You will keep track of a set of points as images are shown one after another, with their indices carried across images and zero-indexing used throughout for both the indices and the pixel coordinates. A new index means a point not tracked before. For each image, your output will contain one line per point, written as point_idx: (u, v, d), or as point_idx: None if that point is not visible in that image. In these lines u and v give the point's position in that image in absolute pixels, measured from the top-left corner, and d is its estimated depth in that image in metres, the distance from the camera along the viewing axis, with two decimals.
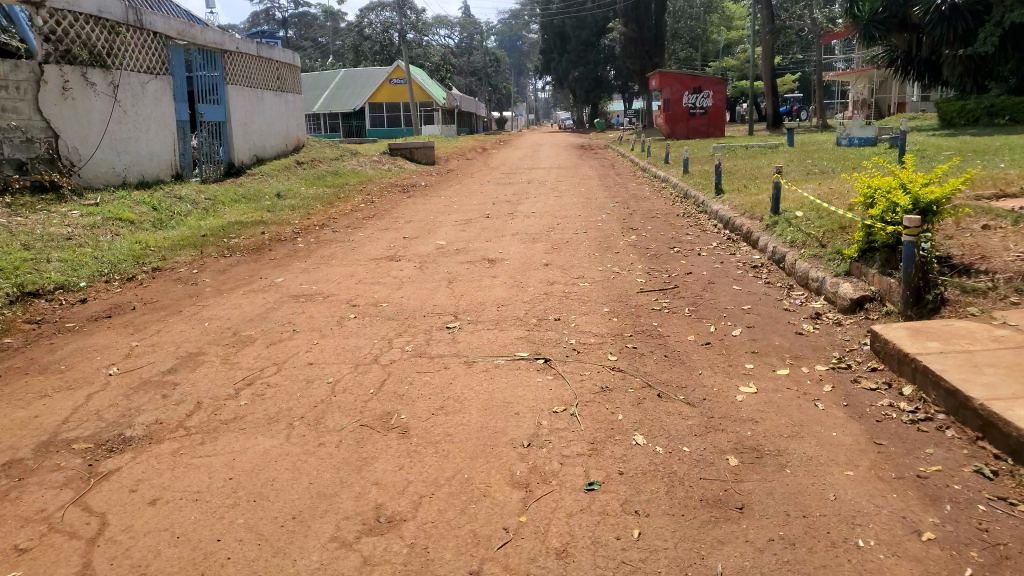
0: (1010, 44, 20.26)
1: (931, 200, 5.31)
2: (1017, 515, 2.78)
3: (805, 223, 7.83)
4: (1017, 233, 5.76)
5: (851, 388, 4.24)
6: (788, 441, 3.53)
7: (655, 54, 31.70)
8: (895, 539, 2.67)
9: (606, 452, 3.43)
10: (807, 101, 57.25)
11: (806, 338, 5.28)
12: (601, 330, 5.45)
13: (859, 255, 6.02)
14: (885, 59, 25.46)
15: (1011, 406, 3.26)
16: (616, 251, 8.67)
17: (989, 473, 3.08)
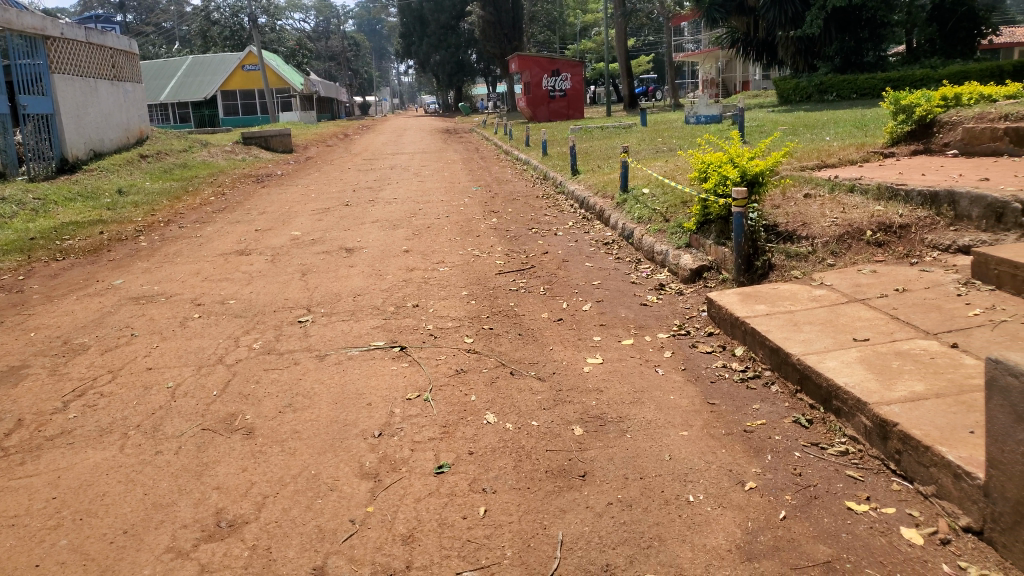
0: (834, 27, 21.97)
1: (756, 173, 5.71)
2: (827, 458, 3.05)
3: (651, 199, 8.18)
4: (833, 201, 6.27)
5: (689, 352, 4.50)
6: (630, 408, 3.71)
7: (514, 37, 31.98)
8: (722, 491, 2.87)
9: (458, 434, 3.46)
10: (661, 82, 59.72)
11: (650, 308, 5.54)
12: (458, 314, 5.48)
13: (697, 227, 6.38)
14: (727, 41, 26.90)
15: (823, 358, 3.56)
16: (477, 235, 8.73)
17: (805, 422, 3.35)
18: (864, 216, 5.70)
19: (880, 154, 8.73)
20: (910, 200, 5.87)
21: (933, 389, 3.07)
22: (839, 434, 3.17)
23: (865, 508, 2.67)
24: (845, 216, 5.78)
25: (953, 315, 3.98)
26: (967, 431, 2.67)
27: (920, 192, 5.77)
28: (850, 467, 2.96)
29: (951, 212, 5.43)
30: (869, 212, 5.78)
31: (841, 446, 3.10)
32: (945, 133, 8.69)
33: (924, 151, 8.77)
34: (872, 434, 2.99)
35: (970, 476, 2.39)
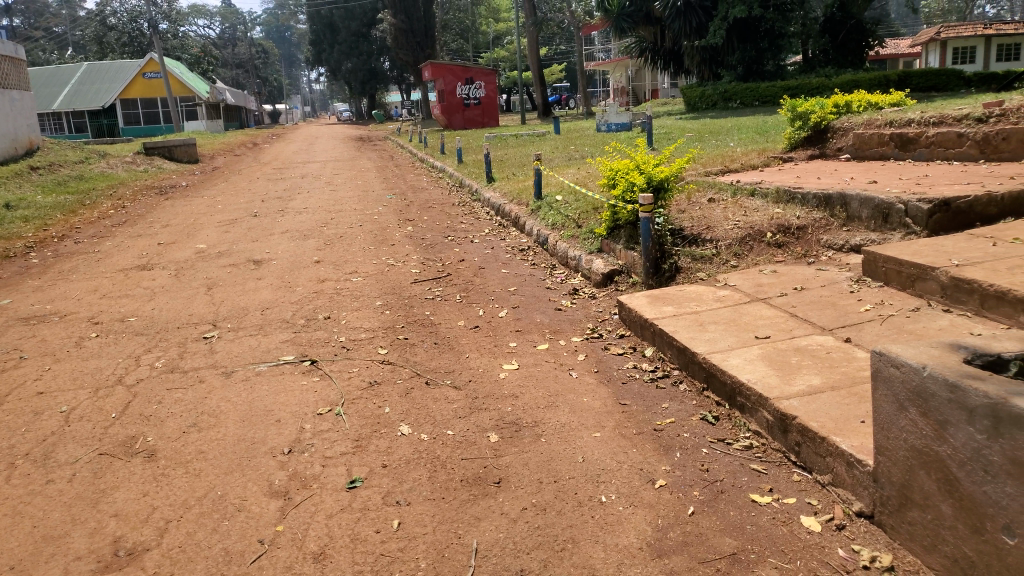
0: (735, 37, 22.85)
1: (662, 178, 5.89)
2: (732, 453, 3.15)
3: (565, 206, 8.30)
4: (736, 204, 6.51)
5: (602, 355, 4.58)
6: (545, 412, 3.74)
7: (426, 45, 31.89)
8: (633, 490, 2.92)
9: (371, 447, 3.41)
10: (573, 90, 60.72)
11: (564, 313, 5.61)
12: (372, 325, 5.41)
13: (608, 233, 6.51)
14: (635, 50, 27.60)
15: (727, 356, 3.68)
16: (392, 243, 8.64)
17: (712, 419, 3.45)
18: (764, 219, 5.94)
19: (779, 159, 9.13)
20: (806, 202, 6.16)
21: (828, 382, 3.23)
22: (743, 429, 3.29)
23: (768, 500, 2.77)
24: (746, 219, 6.01)
25: (847, 311, 4.19)
26: (859, 422, 2.81)
27: (815, 195, 6.06)
28: (754, 461, 3.07)
29: (844, 213, 5.74)
30: (769, 215, 6.04)
31: (745, 440, 3.21)
32: (839, 138, 9.17)
33: (820, 156, 9.22)
34: (774, 428, 3.11)
35: (861, 463, 2.52)
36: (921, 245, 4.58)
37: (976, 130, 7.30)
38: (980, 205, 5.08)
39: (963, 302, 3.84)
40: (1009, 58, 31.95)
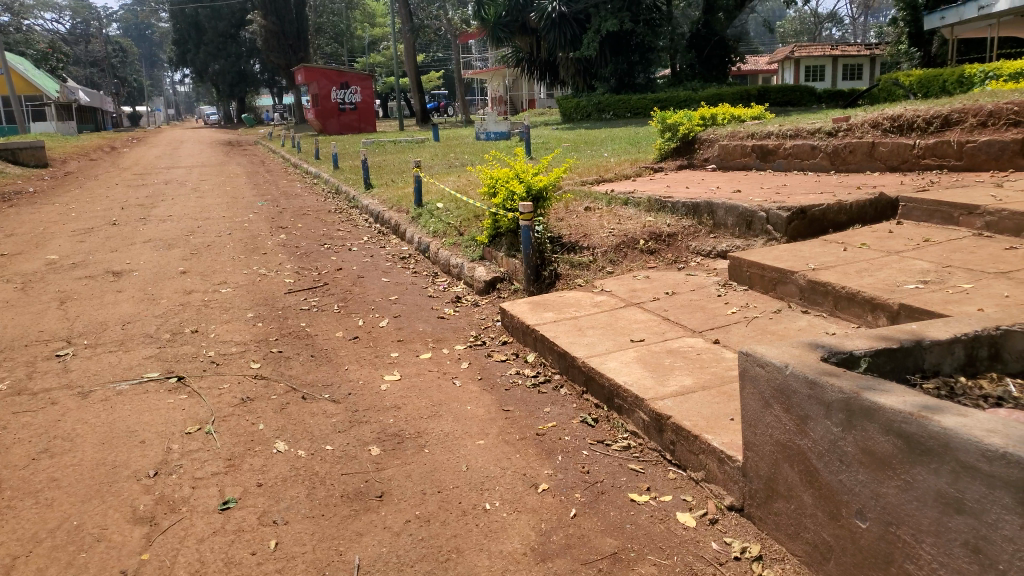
0: (608, 50, 23.62)
1: (541, 188, 6.00)
2: (611, 454, 3.23)
3: (445, 214, 8.28)
4: (611, 213, 6.72)
5: (485, 362, 4.58)
6: (427, 422, 3.70)
7: (299, 48, 31.00)
8: (516, 496, 2.94)
9: (244, 465, 3.26)
10: (451, 97, 60.89)
11: (446, 321, 5.58)
12: (244, 338, 5.18)
13: (489, 240, 6.54)
14: (512, 59, 27.99)
15: (605, 360, 3.78)
16: (264, 252, 8.32)
17: (591, 421, 3.53)
18: (638, 226, 6.16)
19: (651, 169, 9.49)
20: (676, 211, 6.44)
21: (699, 382, 3.37)
22: (622, 429, 3.37)
23: (645, 498, 2.85)
24: (621, 227, 6.21)
25: (715, 314, 4.40)
26: (728, 419, 2.95)
27: (685, 203, 6.35)
28: (632, 461, 3.15)
29: (711, 220, 6.05)
30: (642, 223, 6.27)
31: (623, 441, 3.30)
32: (705, 149, 9.65)
33: (688, 166, 9.67)
34: (650, 428, 3.21)
35: (730, 458, 2.64)
36: (781, 251, 4.87)
37: (827, 143, 7.89)
38: (832, 213, 5.45)
39: (819, 303, 4.11)
40: (852, 76, 34.80)
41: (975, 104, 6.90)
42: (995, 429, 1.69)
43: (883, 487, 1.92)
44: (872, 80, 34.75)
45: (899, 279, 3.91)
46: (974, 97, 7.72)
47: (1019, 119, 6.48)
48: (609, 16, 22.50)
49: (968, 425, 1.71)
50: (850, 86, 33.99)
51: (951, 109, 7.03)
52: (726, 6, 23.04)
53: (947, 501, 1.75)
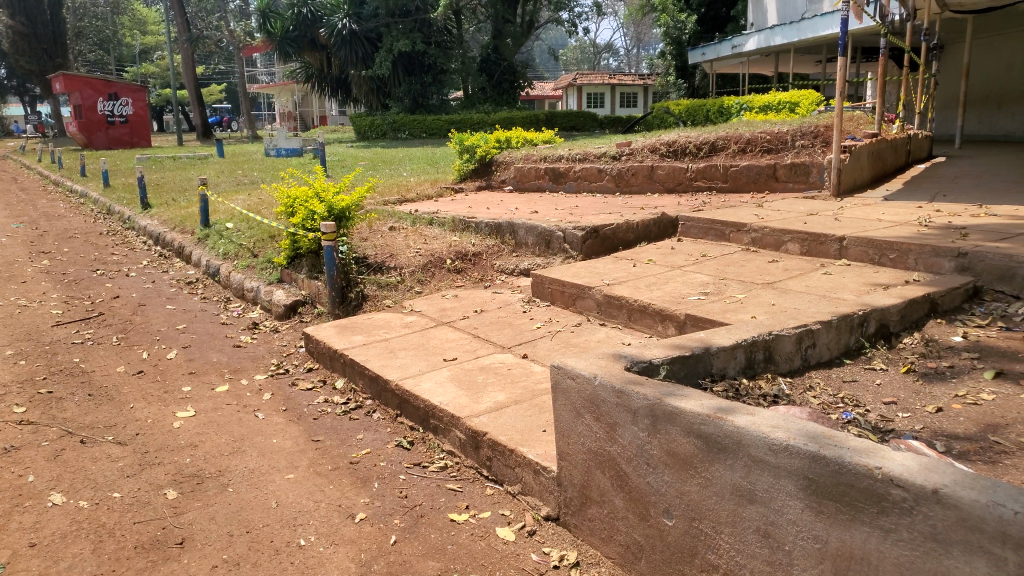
0: (401, 70, 23.71)
1: (343, 207, 5.89)
2: (429, 475, 3.20)
3: (236, 234, 7.83)
4: (415, 232, 6.73)
5: (290, 391, 4.37)
6: (229, 459, 3.46)
7: (55, 53, 27.86)
8: (333, 528, 2.82)
9: (11, 525, 2.85)
10: (235, 112, 57.94)
11: (243, 349, 5.26)
12: (2, 379, 4.54)
13: (288, 262, 6.29)
14: (303, 74, 27.18)
15: (419, 381, 3.74)
16: (22, 281, 7.37)
17: (407, 444, 3.47)
18: (444, 246, 6.24)
19: (451, 189, 9.62)
20: (480, 230, 6.61)
21: (512, 397, 3.46)
22: (438, 450, 3.36)
23: (465, 517, 2.86)
24: (427, 247, 6.24)
25: (522, 329, 4.55)
26: (541, 431, 3.04)
27: (488, 223, 6.54)
28: (450, 480, 3.15)
29: (513, 239, 6.29)
30: (447, 242, 6.34)
31: (440, 461, 3.28)
32: (502, 171, 9.98)
33: (487, 186, 9.91)
34: (466, 446, 3.22)
35: (545, 470, 2.72)
36: (579, 268, 5.14)
37: (613, 167, 8.47)
38: (622, 232, 5.85)
39: (616, 316, 4.37)
40: (628, 103, 37.73)
41: (735, 133, 7.91)
42: (779, 424, 1.89)
43: (686, 485, 2.07)
44: (645, 108, 37.88)
45: (684, 291, 4.27)
46: (735, 126, 8.68)
47: (770, 147, 7.56)
48: (401, 36, 22.77)
49: (755, 422, 1.90)
50: (627, 113, 36.82)
51: (716, 137, 7.96)
52: (513, 32, 24.18)
53: (741, 493, 1.92)
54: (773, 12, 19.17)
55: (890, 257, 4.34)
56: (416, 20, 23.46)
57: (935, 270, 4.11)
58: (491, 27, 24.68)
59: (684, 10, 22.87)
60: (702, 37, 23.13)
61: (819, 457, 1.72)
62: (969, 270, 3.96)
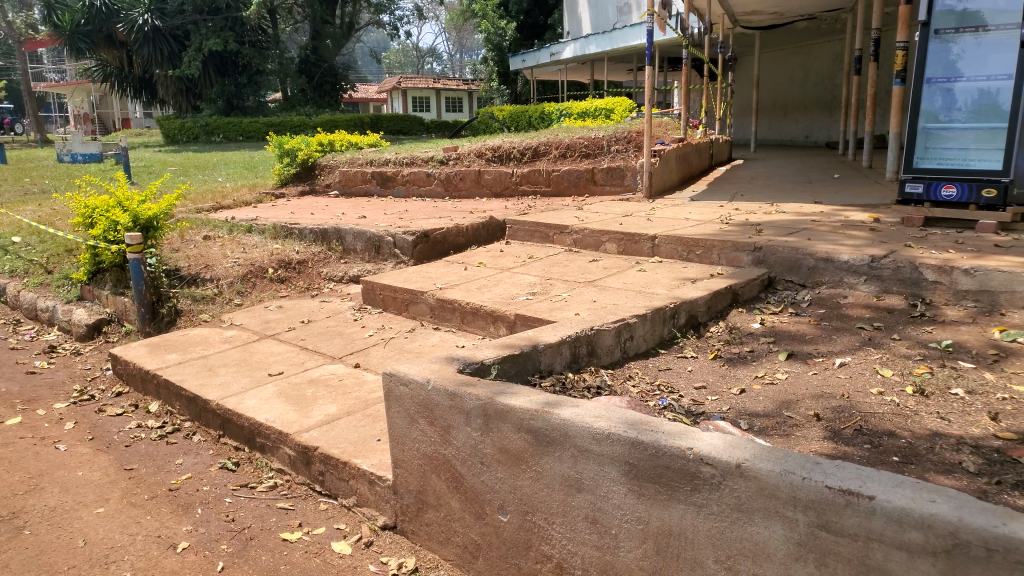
0: (213, 70, 22.43)
1: (150, 216, 5.50)
2: (257, 496, 3.06)
3: (24, 249, 7.05)
4: (234, 241, 6.40)
5: (96, 419, 4.00)
6: (25, 499, 3.11)
7: None
8: (152, 562, 2.62)
9: None
10: (19, 114, 52.19)
11: (38, 376, 4.74)
12: None
13: (89, 278, 5.78)
14: (99, 72, 24.98)
15: (243, 399, 3.56)
16: None
17: (233, 466, 3.29)
18: (265, 255, 5.98)
19: (272, 195, 9.23)
20: (303, 237, 6.42)
21: (344, 408, 3.39)
22: (266, 469, 3.21)
23: (298, 535, 2.76)
24: (247, 256, 5.94)
25: (352, 338, 4.46)
26: (375, 441, 3.00)
27: (312, 230, 6.37)
28: (281, 499, 3.03)
29: (340, 246, 6.16)
30: (268, 251, 6.08)
31: (269, 480, 3.14)
32: (326, 175, 9.74)
33: (311, 192, 9.61)
34: (297, 462, 3.11)
35: (380, 479, 2.68)
36: (409, 273, 5.12)
37: (440, 171, 8.53)
38: (452, 236, 5.90)
39: (448, 319, 4.40)
40: (453, 108, 38.04)
41: (555, 138, 8.23)
42: (601, 414, 1.99)
43: (519, 480, 2.13)
44: (470, 113, 38.41)
45: (513, 292, 4.38)
46: (554, 132, 9.04)
47: (589, 152, 7.94)
48: (211, 34, 21.56)
49: (580, 415, 1.99)
50: (452, 118, 37.15)
51: (538, 142, 8.24)
52: (332, 33, 23.84)
53: (569, 483, 2.00)
54: (587, 22, 20.07)
55: (697, 253, 4.69)
56: (226, 18, 22.31)
57: (736, 264, 4.50)
58: (309, 28, 24.02)
59: (504, 17, 23.42)
60: (521, 44, 23.76)
61: (637, 442, 1.83)
62: (764, 262, 4.37)
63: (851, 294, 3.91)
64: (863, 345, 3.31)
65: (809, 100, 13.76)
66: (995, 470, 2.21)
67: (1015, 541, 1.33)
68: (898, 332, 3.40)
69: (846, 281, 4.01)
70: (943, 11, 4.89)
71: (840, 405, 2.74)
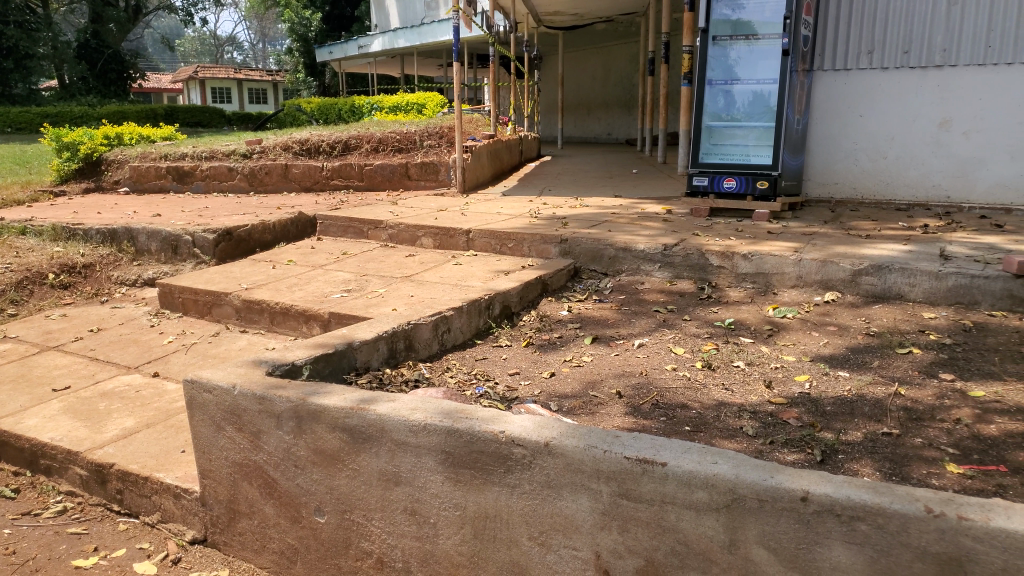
0: None
1: None
2: (43, 524, 2.75)
3: None
4: (4, 244, 5.71)
5: None
6: None
7: None
8: None
9: None
10: None
11: None
12: None
13: None
14: None
15: (21, 419, 3.20)
16: None
17: (11, 492, 2.92)
18: (43, 258, 5.37)
19: (49, 193, 8.34)
20: (89, 238, 5.88)
21: (142, 421, 3.16)
22: (54, 493, 2.89)
23: (94, 560, 2.51)
24: (20, 260, 5.31)
25: (150, 346, 4.16)
26: (179, 453, 2.84)
27: (99, 230, 5.85)
28: (72, 524, 2.75)
29: (132, 247, 5.71)
30: (48, 254, 5.48)
31: (57, 505, 2.84)
32: (114, 170, 8.93)
33: (96, 189, 8.78)
34: (89, 482, 2.84)
35: (187, 491, 2.53)
36: (212, 273, 4.85)
37: (244, 165, 8.12)
38: (258, 232, 5.65)
39: (257, 321, 4.22)
40: (258, 100, 36.34)
41: (367, 132, 8.15)
42: (416, 406, 2.01)
43: (335, 480, 2.10)
44: (276, 105, 36.87)
45: (326, 289, 4.28)
46: (365, 125, 8.95)
47: (401, 147, 7.94)
48: None
49: (396, 408, 2.00)
50: (257, 110, 35.51)
51: (349, 137, 8.11)
52: (114, 17, 21.88)
53: (387, 477, 2.00)
54: (395, 16, 19.97)
55: (509, 246, 4.85)
56: None
57: (545, 256, 4.69)
58: (88, 9, 21.95)
59: (308, 7, 22.72)
60: (328, 36, 23.16)
61: (453, 431, 1.88)
62: (570, 253, 4.59)
63: (647, 280, 4.24)
64: (659, 326, 3.59)
65: (610, 99, 14.59)
66: (769, 432, 2.49)
67: (781, 491, 1.53)
68: (689, 313, 3.72)
69: (643, 268, 4.32)
70: (720, 20, 5.41)
71: (639, 382, 2.97)
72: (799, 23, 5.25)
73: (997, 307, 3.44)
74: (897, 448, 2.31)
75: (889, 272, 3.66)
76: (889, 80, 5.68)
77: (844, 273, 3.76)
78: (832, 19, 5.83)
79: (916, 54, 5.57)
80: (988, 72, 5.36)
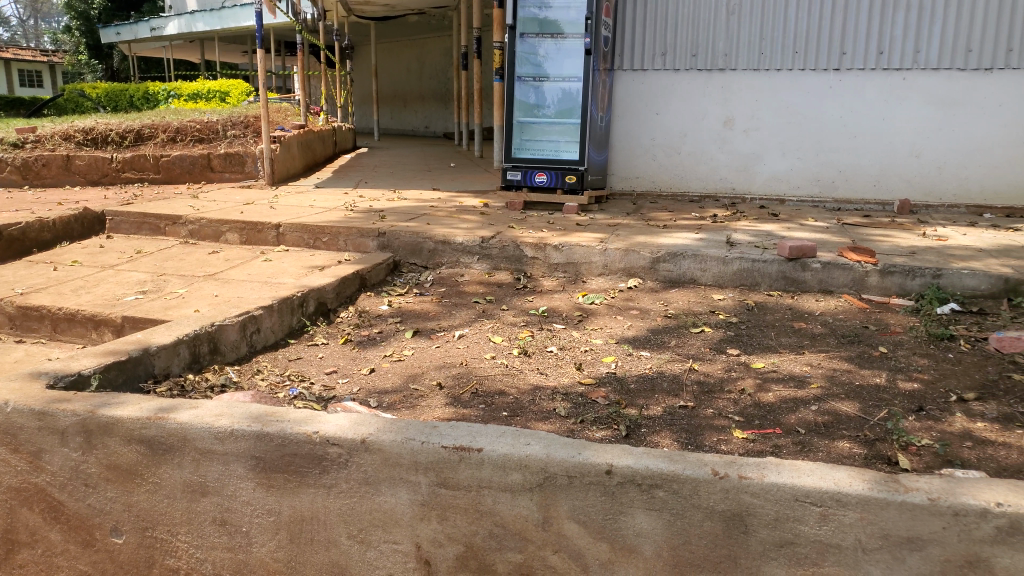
0: None
1: None
2: None
3: None
4: None
5: None
6: None
7: None
8: None
9: None
10: None
11: None
12: None
13: None
14: None
15: None
16: None
17: None
18: None
19: None
20: None
21: None
22: None
23: None
24: None
25: None
26: None
27: None
28: None
29: None
30: None
31: None
32: None
33: None
34: None
35: None
36: None
37: (15, 155, 7.18)
38: (35, 231, 5.07)
39: (36, 330, 3.80)
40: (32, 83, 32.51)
41: (161, 121, 7.61)
42: (222, 412, 1.91)
43: (133, 496, 1.95)
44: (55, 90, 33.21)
45: (118, 291, 3.94)
46: (160, 113, 8.31)
47: (202, 137, 7.57)
48: None
49: (199, 416, 1.89)
50: (31, 95, 31.78)
51: (141, 125, 7.50)
52: None
53: (192, 488, 1.89)
54: None
55: (324, 240, 4.71)
56: None
57: (362, 250, 4.61)
58: None
59: None
60: (115, 15, 21.21)
61: (262, 434, 1.81)
62: (388, 247, 4.55)
63: (466, 272, 4.30)
64: (477, 317, 3.65)
65: (424, 92, 14.60)
66: (580, 412, 2.62)
67: (587, 466, 1.62)
68: (505, 303, 3.82)
69: (461, 261, 4.38)
70: (528, 17, 5.58)
71: (459, 372, 3.01)
72: (600, 24, 5.56)
73: (774, 287, 3.85)
74: (692, 419, 2.52)
75: (683, 258, 3.98)
76: (680, 82, 6.15)
77: (644, 261, 4.04)
78: (628, 22, 6.19)
79: (702, 58, 6.07)
80: (761, 76, 5.97)
